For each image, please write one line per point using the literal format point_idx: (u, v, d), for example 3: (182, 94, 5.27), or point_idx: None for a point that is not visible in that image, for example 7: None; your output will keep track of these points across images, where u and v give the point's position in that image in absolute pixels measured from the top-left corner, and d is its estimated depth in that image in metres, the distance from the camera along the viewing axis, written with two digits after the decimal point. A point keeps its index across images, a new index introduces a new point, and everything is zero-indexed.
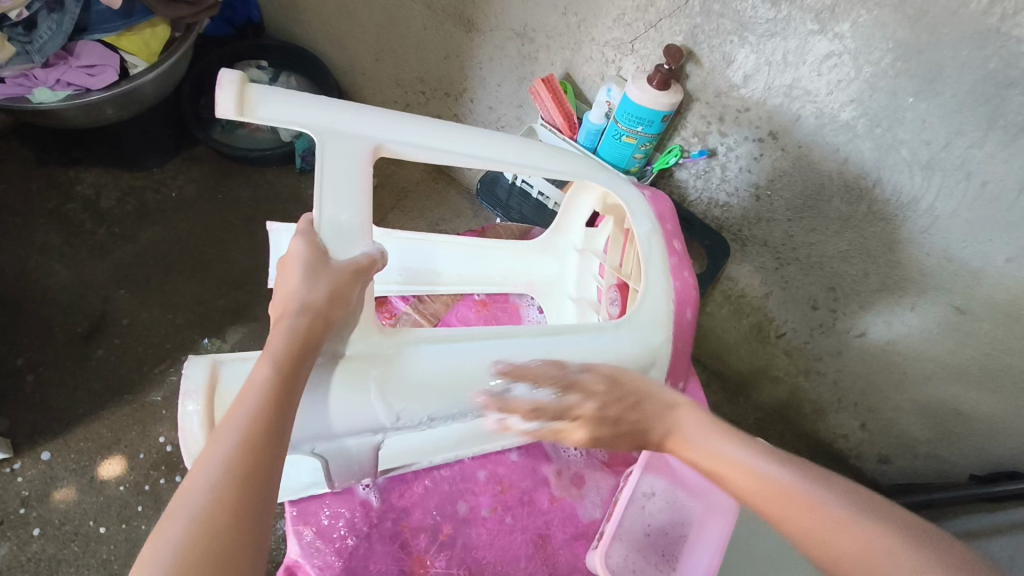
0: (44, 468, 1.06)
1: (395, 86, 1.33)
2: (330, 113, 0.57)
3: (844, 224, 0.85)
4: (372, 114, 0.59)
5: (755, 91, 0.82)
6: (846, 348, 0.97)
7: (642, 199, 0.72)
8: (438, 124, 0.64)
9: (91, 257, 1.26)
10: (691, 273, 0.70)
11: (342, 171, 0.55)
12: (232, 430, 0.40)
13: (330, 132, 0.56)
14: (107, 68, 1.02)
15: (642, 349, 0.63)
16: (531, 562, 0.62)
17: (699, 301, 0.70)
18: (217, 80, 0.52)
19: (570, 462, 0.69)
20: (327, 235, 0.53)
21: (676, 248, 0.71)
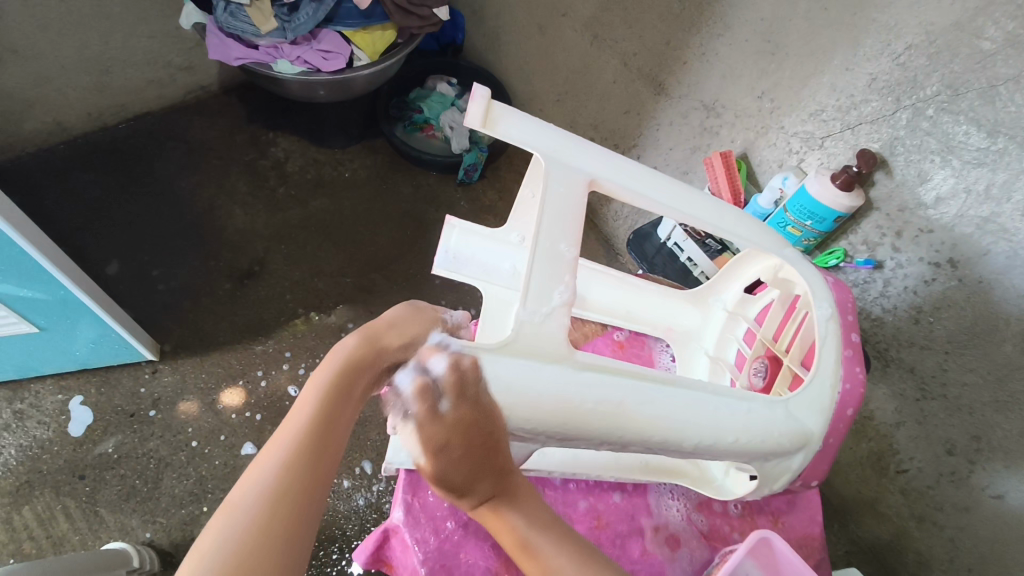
0: (178, 379, 1.18)
1: (568, 128, 1.41)
2: (555, 142, 0.63)
3: (1009, 373, 0.80)
4: (588, 152, 0.64)
5: (945, 216, 0.80)
6: (975, 506, 0.90)
7: (823, 281, 0.68)
8: (644, 169, 0.67)
9: (266, 210, 1.41)
10: (863, 371, 0.65)
11: (559, 201, 0.60)
12: (277, 444, 0.46)
13: (552, 159, 0.62)
14: (339, 56, 1.16)
15: (790, 434, 0.61)
16: None
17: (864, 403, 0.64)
18: (471, 94, 0.61)
19: (669, 522, 0.69)
20: (542, 255, 0.58)
21: (853, 340, 0.66)
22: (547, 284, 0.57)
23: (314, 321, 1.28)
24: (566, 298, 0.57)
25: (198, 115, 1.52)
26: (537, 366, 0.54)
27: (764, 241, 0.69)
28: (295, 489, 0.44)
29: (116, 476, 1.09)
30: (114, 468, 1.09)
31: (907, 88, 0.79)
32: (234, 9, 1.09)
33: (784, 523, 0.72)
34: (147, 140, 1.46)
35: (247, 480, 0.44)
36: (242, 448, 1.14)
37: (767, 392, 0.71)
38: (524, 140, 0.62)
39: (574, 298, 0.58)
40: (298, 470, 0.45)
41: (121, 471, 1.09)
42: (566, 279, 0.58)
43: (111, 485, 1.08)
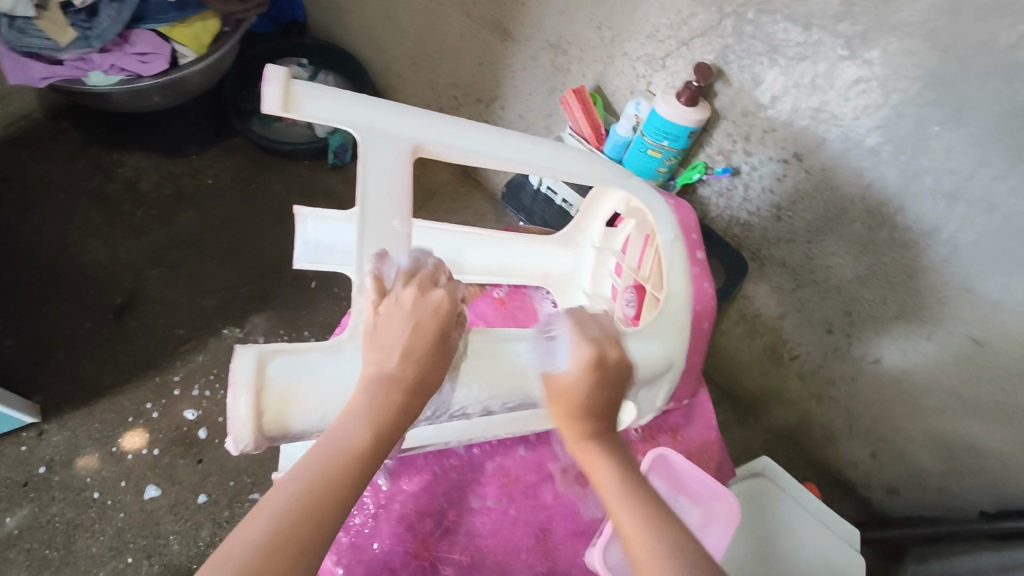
0: (69, 435, 1.10)
1: (430, 90, 1.37)
2: (369, 112, 0.60)
3: (864, 248, 0.86)
4: (411, 116, 0.62)
5: (782, 113, 0.83)
6: (859, 373, 1.00)
7: (666, 206, 0.71)
8: (472, 125, 0.66)
9: (128, 236, 1.31)
10: (710, 285, 0.71)
11: (382, 177, 0.59)
12: (310, 467, 0.44)
13: (369, 132, 0.59)
14: (158, 56, 1.07)
15: (658, 360, 0.63)
16: (531, 554, 0.63)
17: (715, 313, 0.70)
18: (264, 75, 0.54)
19: (577, 462, 0.71)
20: (373, 235, 0.58)
21: (699, 258, 0.71)
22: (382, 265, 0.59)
23: (207, 341, 1.22)
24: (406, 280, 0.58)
25: (24, 149, 1.37)
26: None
27: (605, 176, 0.71)
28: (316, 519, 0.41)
29: (22, 552, 1.01)
30: (17, 544, 1.01)
31: None
32: (22, 24, 0.97)
33: (682, 436, 0.76)
34: None
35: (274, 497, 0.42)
36: (143, 493, 1.07)
37: (638, 320, 0.75)
38: (338, 115, 0.58)
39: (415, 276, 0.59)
40: (325, 494, 0.42)
41: (26, 546, 1.01)
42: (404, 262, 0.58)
43: (18, 562, 1.00)
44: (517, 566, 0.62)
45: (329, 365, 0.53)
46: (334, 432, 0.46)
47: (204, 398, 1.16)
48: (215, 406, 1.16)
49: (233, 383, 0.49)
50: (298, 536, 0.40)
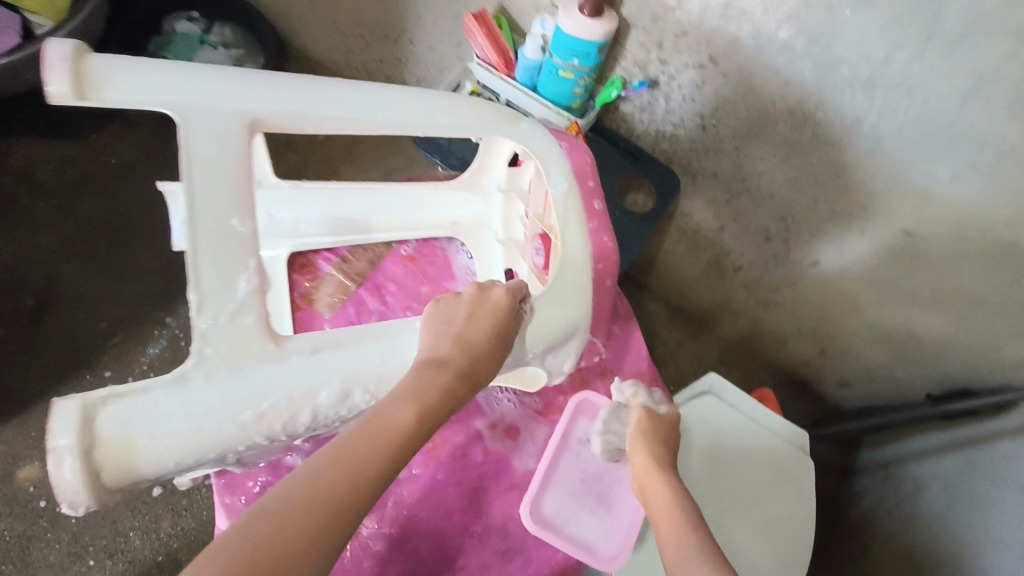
0: (5, 449, 1.06)
1: (334, 32, 1.26)
2: (191, 88, 0.54)
3: (790, 151, 0.83)
4: (249, 84, 0.57)
5: (691, 14, 0.77)
6: (800, 277, 0.99)
7: (559, 154, 0.70)
8: (321, 87, 0.61)
9: (31, 232, 1.22)
10: (610, 237, 0.70)
11: (211, 164, 0.52)
12: (336, 451, 0.46)
13: (191, 112, 0.53)
14: (9, 30, 0.98)
15: (557, 321, 0.65)
16: (463, 513, 0.72)
17: (618, 266, 0.71)
18: (45, 59, 0.49)
19: (503, 415, 0.77)
20: (208, 239, 0.51)
21: (596, 209, 0.70)
22: (224, 273, 0.51)
23: (136, 333, 1.16)
24: (257, 285, 0.52)
25: None
26: (239, 371, 0.50)
27: (486, 123, 0.69)
28: (338, 504, 0.43)
29: None
30: None
31: None
32: None
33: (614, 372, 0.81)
34: None
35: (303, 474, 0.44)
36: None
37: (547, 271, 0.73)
38: (154, 89, 0.53)
39: (265, 279, 0.52)
40: (347, 481, 0.45)
41: None
42: (250, 263, 0.52)
43: None
44: (447, 526, 0.71)
45: (170, 399, 0.48)
46: (371, 419, 0.49)
47: None
48: None
49: (52, 449, 0.43)
50: (321, 516, 0.42)
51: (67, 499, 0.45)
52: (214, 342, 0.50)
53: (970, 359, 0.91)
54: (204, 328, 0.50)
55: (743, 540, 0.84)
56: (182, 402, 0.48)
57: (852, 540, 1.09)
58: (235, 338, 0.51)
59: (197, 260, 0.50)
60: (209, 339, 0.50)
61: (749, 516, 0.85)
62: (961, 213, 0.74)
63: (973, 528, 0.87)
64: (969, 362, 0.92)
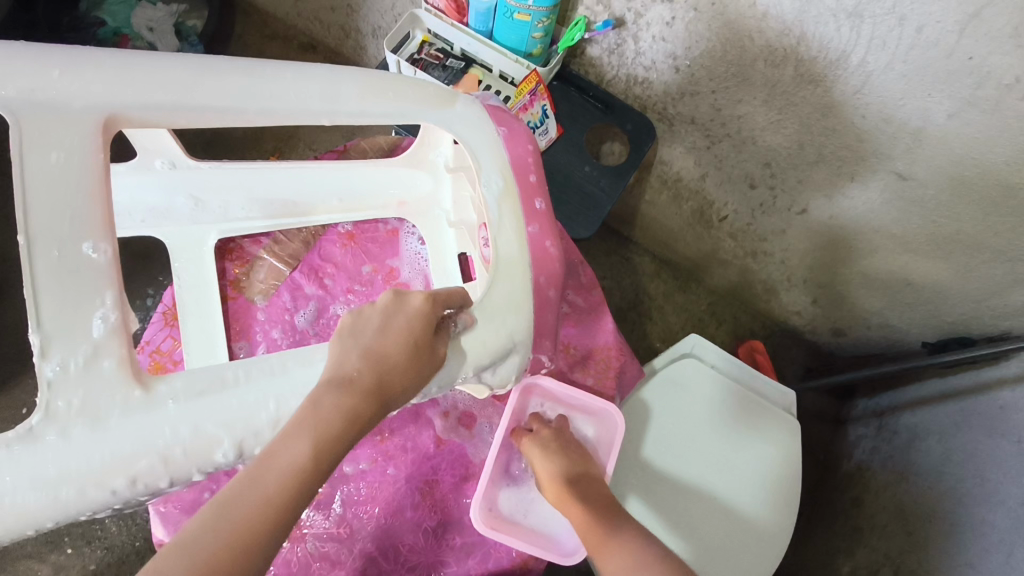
0: None
1: None
2: (31, 78, 0.46)
3: (771, 92, 0.75)
4: (105, 74, 0.49)
5: None
6: (789, 226, 0.92)
7: (495, 145, 0.63)
8: (199, 70, 0.53)
9: None
10: (553, 243, 0.63)
11: (54, 175, 0.45)
12: (234, 501, 0.41)
13: (30, 111, 0.46)
14: None
15: (495, 337, 0.58)
16: (417, 509, 0.76)
17: (561, 274, 0.64)
18: None
19: (457, 403, 0.79)
20: (50, 266, 0.44)
21: (537, 210, 0.63)
22: (71, 308, 0.44)
23: None
24: (117, 322, 0.45)
25: None
26: (99, 428, 0.43)
27: (409, 105, 0.61)
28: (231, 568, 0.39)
29: None
30: None
31: None
32: None
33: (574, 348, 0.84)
34: None
35: (195, 534, 0.39)
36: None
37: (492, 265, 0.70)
38: None
39: (127, 315, 0.46)
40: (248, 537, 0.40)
41: None
42: (107, 296, 0.45)
43: None
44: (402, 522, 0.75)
45: (15, 465, 0.41)
46: (269, 457, 0.42)
47: None
48: None
49: None
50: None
51: None
52: (64, 394, 0.43)
53: (973, 307, 0.84)
54: (50, 377, 0.43)
55: (721, 501, 0.81)
56: (27, 470, 0.41)
57: (846, 491, 1.07)
58: (92, 387, 0.44)
59: (38, 295, 0.43)
60: (58, 391, 0.43)
61: (719, 480, 0.81)
62: (958, 154, 0.67)
63: (967, 480, 0.84)
64: (971, 309, 0.84)
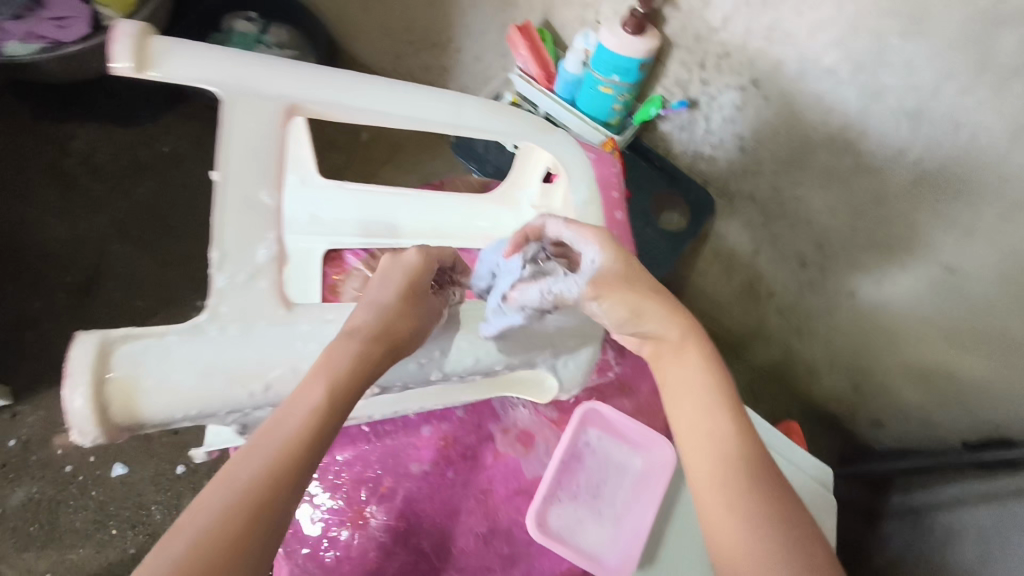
0: (44, 415, 1.10)
1: (385, 37, 1.30)
2: (240, 66, 0.54)
3: (830, 179, 0.81)
4: (292, 72, 0.56)
5: (735, 35, 0.77)
6: (836, 308, 0.96)
7: (585, 162, 0.73)
8: (361, 76, 0.61)
9: (87, 212, 1.28)
10: (628, 246, 0.70)
11: (249, 137, 0.53)
12: (259, 444, 0.41)
13: (237, 90, 0.53)
14: (79, 20, 1.00)
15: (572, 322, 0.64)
16: (471, 516, 0.65)
17: (634, 277, 0.69)
18: (112, 31, 0.48)
19: (518, 421, 0.70)
20: (235, 203, 0.53)
21: (616, 216, 0.74)
22: (245, 239, 0.53)
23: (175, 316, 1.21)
24: (277, 254, 0.54)
25: None
26: (249, 333, 0.51)
27: (524, 130, 0.70)
28: (267, 505, 0.38)
29: (8, 530, 1.03)
30: (3, 523, 1.03)
31: None
32: None
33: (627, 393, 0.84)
34: None
35: (222, 479, 0.39)
36: (108, 472, 1.07)
37: None
38: (209, 67, 0.52)
39: (284, 252, 0.54)
40: (279, 471, 0.40)
41: (12, 523, 1.03)
42: (272, 235, 0.54)
43: (4, 540, 1.02)
44: (456, 527, 0.64)
45: (184, 348, 0.48)
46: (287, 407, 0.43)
47: None
48: None
49: (67, 377, 0.43)
50: (249, 515, 0.37)
51: (80, 435, 0.44)
52: (229, 300, 0.51)
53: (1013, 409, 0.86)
54: (221, 285, 0.52)
55: None
56: (192, 353, 0.48)
57: None
58: (247, 300, 0.52)
59: (221, 225, 0.52)
60: (225, 297, 0.51)
61: None
62: (1005, 253, 0.71)
63: None
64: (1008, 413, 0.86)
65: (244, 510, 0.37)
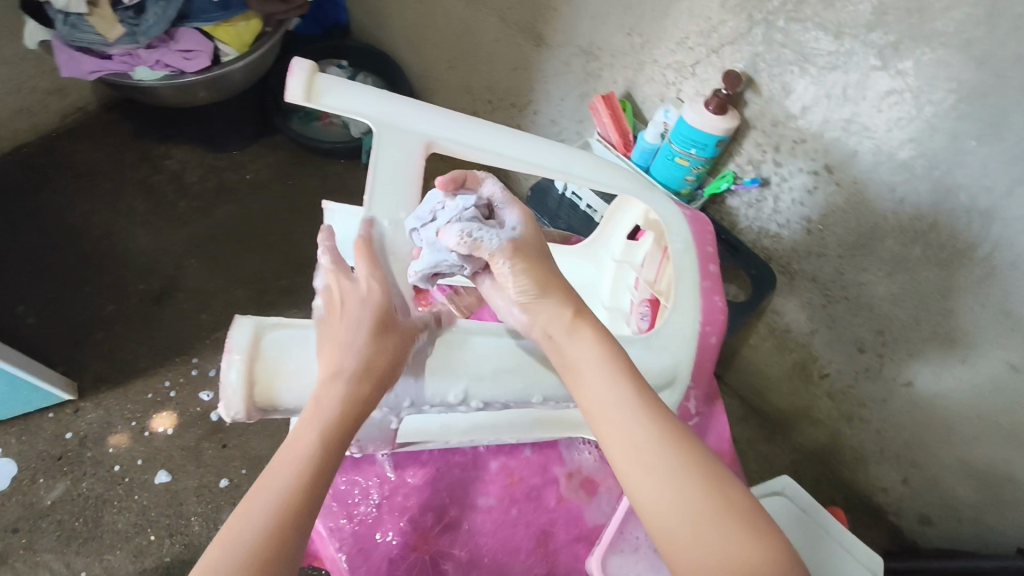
0: (103, 414, 1.15)
1: (465, 94, 1.39)
2: (387, 104, 0.61)
3: (896, 267, 0.84)
4: (429, 112, 0.63)
5: (813, 123, 0.82)
6: (891, 396, 0.96)
7: (681, 218, 0.76)
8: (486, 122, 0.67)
9: (170, 226, 1.36)
10: (721, 297, 0.74)
11: (394, 164, 0.60)
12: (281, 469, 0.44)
13: (386, 123, 0.61)
14: (201, 53, 1.11)
15: (664, 364, 0.66)
16: (531, 555, 0.67)
17: (726, 326, 0.73)
18: (290, 66, 0.56)
19: (581, 466, 0.73)
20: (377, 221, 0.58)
21: (710, 271, 0.76)
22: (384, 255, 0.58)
23: None
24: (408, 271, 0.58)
25: (79, 140, 1.45)
26: None
27: (624, 182, 0.74)
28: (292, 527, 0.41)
29: (53, 522, 1.05)
30: (49, 515, 1.06)
31: (756, 4, 0.79)
32: (75, 20, 1.02)
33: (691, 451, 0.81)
34: (29, 175, 1.39)
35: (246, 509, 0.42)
36: (154, 477, 1.10)
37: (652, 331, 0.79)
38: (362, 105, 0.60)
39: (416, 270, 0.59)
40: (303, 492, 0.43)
41: (58, 517, 1.06)
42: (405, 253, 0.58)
43: (48, 532, 1.04)
44: (515, 565, 0.66)
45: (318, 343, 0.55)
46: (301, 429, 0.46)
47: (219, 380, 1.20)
48: None
49: (227, 351, 0.52)
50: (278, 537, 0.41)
51: (230, 406, 0.52)
52: None
53: None
54: None
55: None
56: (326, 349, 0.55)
57: None
58: None
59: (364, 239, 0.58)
60: None
61: None
62: None
63: None
64: None
65: (270, 543, 0.40)
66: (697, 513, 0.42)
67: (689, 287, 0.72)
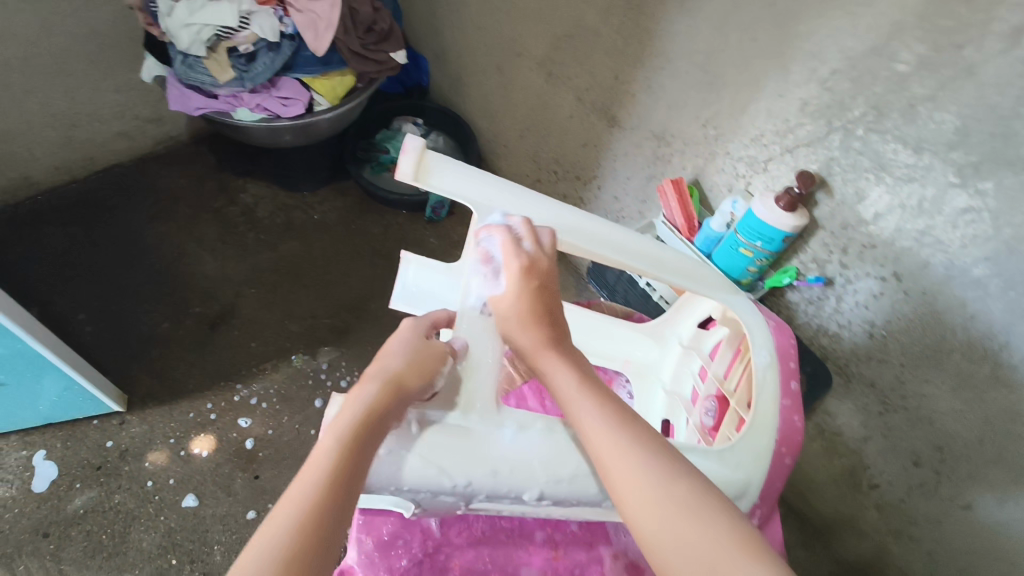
0: (146, 429, 1.17)
1: (532, 162, 1.45)
2: (490, 191, 0.66)
3: (961, 383, 0.82)
4: (526, 201, 0.68)
5: (885, 230, 0.83)
6: (947, 517, 0.92)
7: (766, 329, 0.75)
8: (578, 212, 0.71)
9: (236, 255, 1.42)
10: (801, 419, 0.71)
11: None
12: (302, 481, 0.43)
13: (486, 209, 0.66)
14: (298, 102, 1.18)
15: (734, 478, 0.63)
16: None
17: (801, 449, 0.69)
18: (403, 145, 0.61)
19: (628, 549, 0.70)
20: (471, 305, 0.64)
21: (792, 389, 0.73)
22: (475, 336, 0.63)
23: (284, 365, 1.28)
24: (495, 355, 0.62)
25: (166, 166, 1.55)
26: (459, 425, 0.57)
27: (702, 285, 0.76)
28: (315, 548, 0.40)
29: (82, 532, 1.06)
30: (80, 524, 1.07)
31: (836, 111, 0.82)
32: (193, 61, 1.12)
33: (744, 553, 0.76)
34: (116, 193, 1.48)
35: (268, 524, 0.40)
36: (183, 500, 1.11)
37: (716, 429, 0.78)
38: (466, 189, 0.65)
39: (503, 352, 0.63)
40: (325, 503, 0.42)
41: (87, 527, 1.06)
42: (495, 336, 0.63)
43: (76, 542, 1.05)
44: None
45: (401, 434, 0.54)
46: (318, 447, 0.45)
47: (260, 410, 1.22)
48: (274, 425, 1.20)
49: None
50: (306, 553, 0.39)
51: None
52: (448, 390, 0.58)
53: None
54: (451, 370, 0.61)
55: None
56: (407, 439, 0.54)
57: None
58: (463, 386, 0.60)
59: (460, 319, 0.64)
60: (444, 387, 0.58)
61: None
62: None
63: None
64: None
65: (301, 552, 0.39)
66: (661, 502, 0.45)
67: (768, 403, 0.70)
